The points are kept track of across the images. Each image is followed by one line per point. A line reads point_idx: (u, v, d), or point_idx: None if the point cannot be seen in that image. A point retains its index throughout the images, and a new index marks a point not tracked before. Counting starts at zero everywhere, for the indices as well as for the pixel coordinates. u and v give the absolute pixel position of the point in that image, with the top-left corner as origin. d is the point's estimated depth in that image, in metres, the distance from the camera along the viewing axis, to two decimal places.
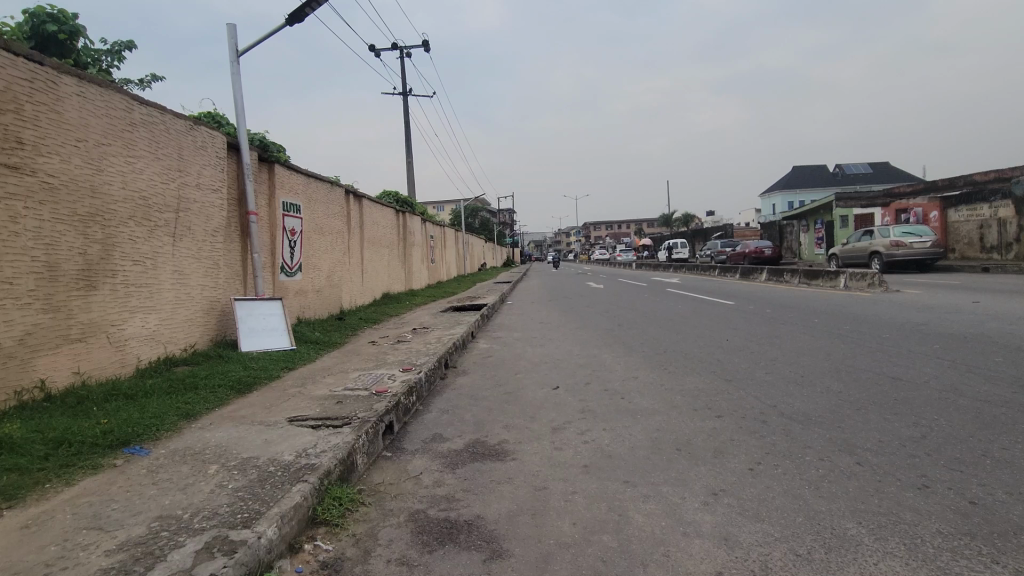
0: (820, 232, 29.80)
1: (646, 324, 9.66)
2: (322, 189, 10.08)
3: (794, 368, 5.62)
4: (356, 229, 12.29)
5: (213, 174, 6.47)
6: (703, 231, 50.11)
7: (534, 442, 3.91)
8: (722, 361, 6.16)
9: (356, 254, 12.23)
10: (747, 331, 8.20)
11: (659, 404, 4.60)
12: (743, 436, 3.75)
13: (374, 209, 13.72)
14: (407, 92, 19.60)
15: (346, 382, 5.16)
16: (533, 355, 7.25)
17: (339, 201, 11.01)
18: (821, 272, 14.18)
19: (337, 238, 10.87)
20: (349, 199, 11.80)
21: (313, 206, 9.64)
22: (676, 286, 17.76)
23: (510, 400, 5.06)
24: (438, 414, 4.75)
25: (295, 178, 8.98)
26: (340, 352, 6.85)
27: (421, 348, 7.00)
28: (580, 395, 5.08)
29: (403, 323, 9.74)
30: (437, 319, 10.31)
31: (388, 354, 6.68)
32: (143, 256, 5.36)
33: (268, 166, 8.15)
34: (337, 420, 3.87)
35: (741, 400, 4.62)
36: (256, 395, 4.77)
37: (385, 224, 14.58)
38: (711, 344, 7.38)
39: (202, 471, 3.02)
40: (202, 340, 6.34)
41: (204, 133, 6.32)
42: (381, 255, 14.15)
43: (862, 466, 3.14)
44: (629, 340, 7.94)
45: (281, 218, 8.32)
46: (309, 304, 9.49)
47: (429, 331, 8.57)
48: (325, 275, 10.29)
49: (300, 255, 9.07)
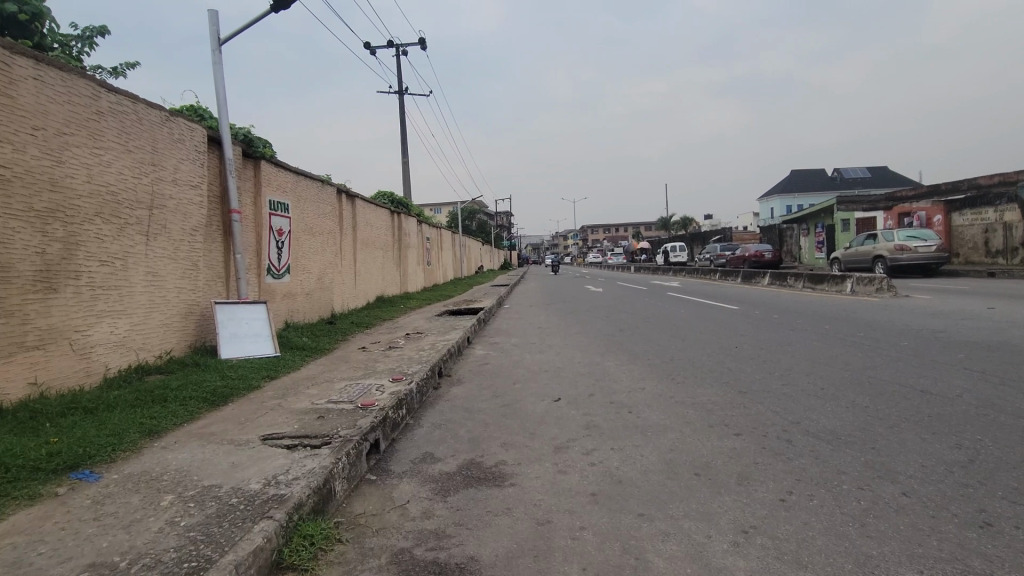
0: (820, 236, 29.48)
1: (649, 329, 9.28)
2: (312, 189, 9.69)
3: (812, 379, 5.24)
4: (349, 230, 11.89)
5: (192, 169, 6.08)
6: (701, 235, 49.80)
7: (535, 464, 3.52)
8: (734, 371, 5.78)
9: (349, 256, 11.83)
10: (756, 337, 7.82)
11: (671, 420, 4.22)
12: (767, 458, 3.37)
13: (368, 209, 13.32)
14: (403, 92, 19.23)
15: (330, 394, 4.76)
16: (532, 363, 6.86)
17: (331, 201, 10.61)
18: (826, 277, 13.82)
19: (329, 239, 10.48)
20: (341, 199, 11.40)
21: (302, 206, 9.25)
22: (676, 290, 17.37)
23: (508, 414, 4.67)
24: (429, 430, 4.35)
25: (283, 176, 8.59)
26: (328, 360, 6.45)
27: (413, 355, 6.60)
28: (583, 409, 4.69)
29: (396, 328, 9.34)
30: (432, 323, 9.91)
31: (378, 361, 6.28)
32: (111, 256, 4.96)
33: (254, 163, 7.75)
34: (316, 439, 3.48)
35: (760, 415, 4.24)
36: (231, 409, 4.37)
37: (379, 226, 14.18)
38: (719, 352, 6.99)
39: (154, 503, 2.63)
40: (179, 346, 5.94)
41: (182, 126, 5.94)
42: (375, 257, 13.75)
43: (909, 498, 2.76)
44: (633, 347, 7.56)
45: (268, 217, 7.92)
46: (297, 307, 9.09)
47: (423, 337, 8.17)
48: (315, 278, 9.90)
49: (288, 256, 8.67)
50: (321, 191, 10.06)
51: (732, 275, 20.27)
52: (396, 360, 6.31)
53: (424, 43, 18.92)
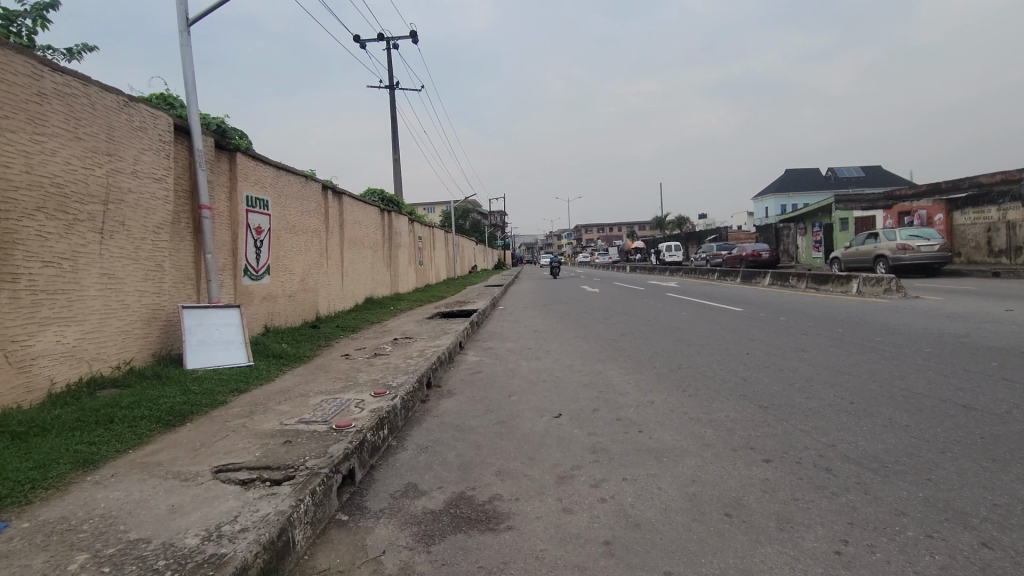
0: (818, 235, 29.10)
1: (652, 333, 8.79)
2: (295, 184, 9.13)
3: (838, 392, 4.74)
4: (335, 228, 11.32)
5: (155, 160, 5.54)
6: (697, 234, 49.43)
7: (536, 500, 3.01)
8: (750, 381, 5.29)
9: (335, 256, 11.27)
10: (768, 343, 7.33)
11: (688, 442, 3.72)
12: (808, 493, 2.88)
13: (356, 207, 12.76)
14: (394, 86, 18.63)
15: (303, 411, 4.24)
16: (529, 372, 6.35)
17: (316, 198, 10.06)
18: (830, 277, 13.36)
19: (313, 238, 9.93)
20: (327, 196, 10.84)
21: (284, 202, 8.69)
22: (676, 291, 16.90)
23: (504, 433, 4.15)
24: (414, 453, 3.83)
25: (262, 170, 8.04)
26: (306, 369, 5.92)
27: (400, 363, 6.08)
28: (588, 427, 4.19)
29: (383, 333, 8.81)
30: (422, 327, 9.37)
31: (361, 371, 5.76)
32: (58, 256, 4.42)
33: (229, 155, 7.19)
34: (277, 473, 2.95)
35: (789, 436, 3.74)
36: (188, 430, 3.84)
37: (368, 224, 13.63)
38: (730, 358, 6.50)
39: (61, 566, 2.10)
40: (140, 356, 5.39)
41: (143, 112, 5.39)
42: (364, 256, 13.19)
43: (993, 551, 2.27)
44: (636, 354, 7.05)
45: (244, 214, 7.37)
46: (278, 310, 8.54)
47: (411, 342, 7.64)
48: (298, 278, 9.35)
49: (268, 256, 8.12)
50: (304, 187, 9.51)
51: (731, 275, 19.83)
52: (381, 369, 5.79)
53: (415, 36, 18.34)
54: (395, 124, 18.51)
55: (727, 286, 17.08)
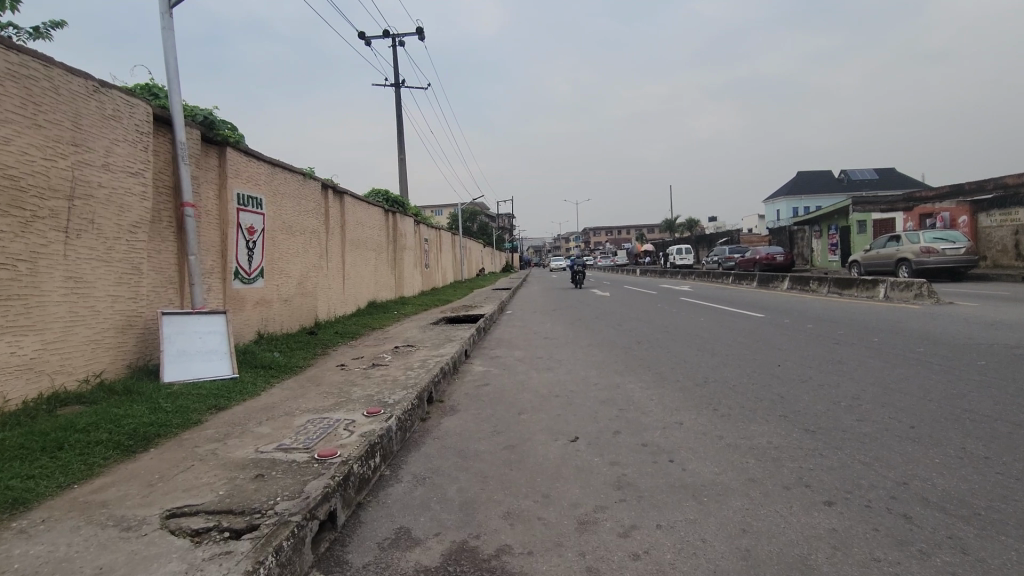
0: (835, 238, 28.38)
1: (671, 341, 8.24)
2: (291, 182, 8.65)
3: (893, 413, 4.17)
4: (336, 229, 10.84)
5: (131, 152, 5.06)
6: (708, 238, 48.72)
7: (552, 554, 2.47)
8: (788, 399, 4.73)
9: (336, 259, 10.79)
10: (799, 353, 6.75)
11: (730, 477, 3.16)
12: (890, 551, 2.33)
13: (359, 208, 12.27)
14: (399, 83, 18.16)
15: (284, 434, 3.72)
16: (540, 385, 5.81)
17: (315, 197, 9.58)
18: (855, 281, 12.74)
19: (312, 240, 9.44)
20: (327, 196, 10.36)
21: (279, 201, 8.21)
22: (690, 295, 16.30)
23: (513, 462, 3.61)
24: (409, 487, 3.30)
25: (256, 166, 7.56)
26: (296, 382, 5.41)
27: (398, 376, 5.55)
28: (609, 454, 3.65)
29: (384, 340, 8.29)
30: (426, 333, 8.86)
31: (356, 384, 5.24)
32: (12, 257, 3.96)
33: (218, 149, 6.72)
34: (239, 520, 2.44)
35: (848, 469, 3.18)
36: (149, 458, 3.34)
37: (371, 225, 13.14)
38: (761, 371, 5.93)
39: None
40: (113, 367, 4.90)
41: (118, 100, 4.92)
42: (367, 259, 12.69)
43: None
44: (656, 365, 6.49)
45: (234, 213, 6.88)
46: (273, 316, 8.06)
47: (413, 350, 7.13)
48: (295, 282, 8.86)
49: (261, 258, 7.63)
50: (302, 185, 9.03)
51: (747, 279, 19.22)
52: (377, 383, 5.26)
53: (422, 33, 17.90)
54: (401, 124, 18.06)
55: (743, 290, 16.48)
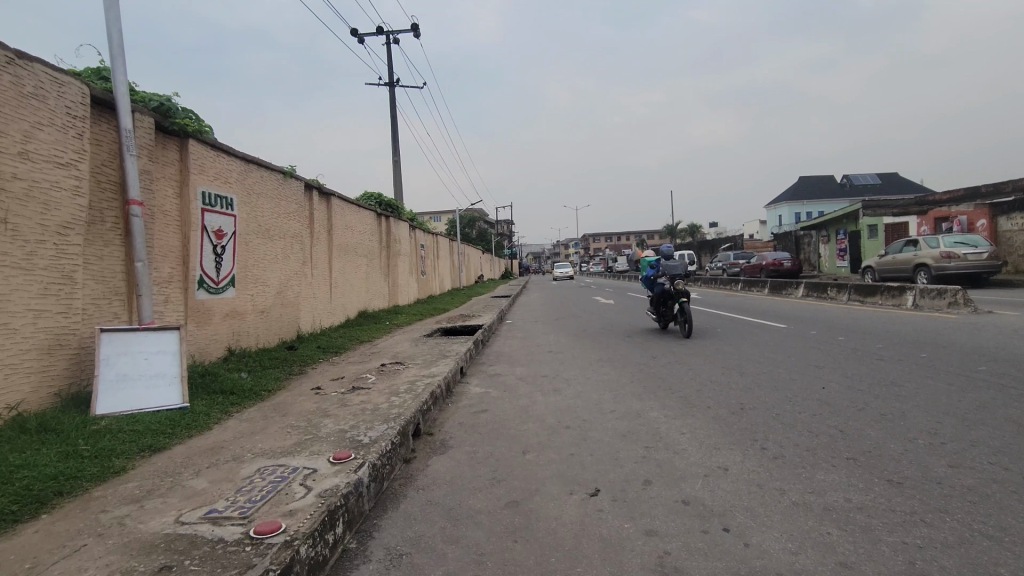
0: (844, 243, 27.60)
1: (690, 355, 7.42)
2: (269, 181, 7.83)
3: (993, 457, 3.35)
4: (322, 233, 10.00)
5: (59, 140, 4.25)
6: (711, 244, 47.97)
7: None
8: (850, 434, 3.91)
9: (321, 266, 9.96)
10: (842, 371, 5.92)
11: (813, 560, 2.34)
12: None
13: (348, 211, 11.45)
14: (393, 81, 17.36)
15: (223, 492, 2.89)
16: (546, 413, 4.97)
17: (297, 198, 8.76)
18: (880, 288, 11.94)
19: (293, 245, 8.61)
20: (312, 197, 9.54)
21: (254, 201, 7.38)
22: (701, 303, 15.45)
23: (519, 529, 2.78)
24: (378, 570, 2.47)
25: (226, 163, 6.74)
26: (258, 412, 4.58)
27: (380, 402, 4.72)
28: (642, 519, 2.82)
29: (370, 355, 7.46)
30: (418, 347, 8.02)
31: (328, 414, 4.41)
32: None
33: (178, 141, 5.91)
34: None
35: (973, 550, 2.36)
36: (31, 533, 2.50)
37: (362, 229, 12.32)
38: (804, 394, 5.10)
39: None
40: (33, 397, 4.07)
41: (42, 77, 4.11)
42: (357, 265, 11.86)
43: None
44: (679, 386, 5.67)
45: (196, 214, 6.06)
46: (246, 330, 7.22)
47: (401, 369, 6.30)
48: (274, 292, 8.03)
49: (231, 265, 6.79)
50: (282, 185, 8.20)
51: (758, 286, 18.40)
52: (353, 413, 4.42)
53: (416, 30, 17.13)
54: (395, 124, 17.24)
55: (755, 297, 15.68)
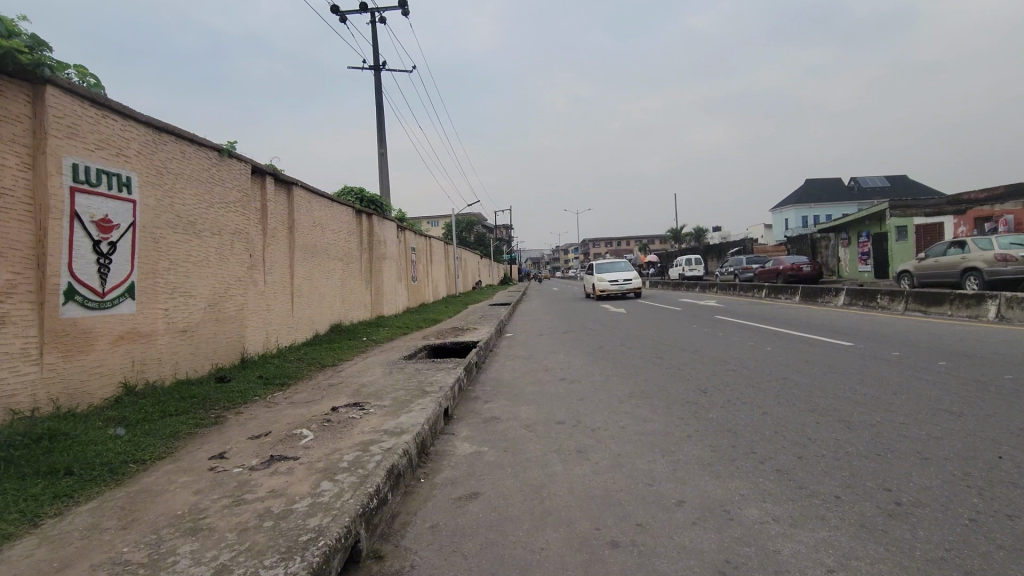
0: (867, 246, 25.78)
1: (753, 389, 5.55)
2: (196, 159, 5.95)
3: None
4: (279, 229, 8.11)
5: None
6: (717, 248, 46.16)
7: None
8: None
9: (278, 272, 8.05)
10: (999, 423, 4.06)
11: None
12: None
13: (317, 205, 9.58)
14: (378, 63, 15.49)
15: None
16: (573, 505, 3.09)
17: (241, 184, 6.87)
18: (951, 296, 10.10)
19: (234, 244, 6.72)
20: (263, 184, 7.64)
21: (171, 184, 5.52)
22: (727, 312, 13.59)
23: None
24: None
25: (121, 129, 4.89)
26: (88, 518, 2.69)
27: (300, 496, 2.84)
28: None
29: (325, 390, 5.57)
30: (391, 377, 6.12)
31: (198, 529, 2.53)
32: None
33: (28, 89, 4.06)
34: None
35: None
36: None
37: (336, 227, 10.44)
38: (981, 470, 3.24)
39: None
40: None
41: None
42: (328, 269, 9.95)
43: None
44: (767, 449, 3.80)
45: (58, 196, 4.22)
46: (156, 356, 5.35)
47: (358, 417, 4.40)
48: (204, 304, 6.13)
49: (127, 267, 4.92)
50: (215, 164, 6.32)
51: (786, 292, 16.53)
52: (243, 526, 2.55)
53: (404, 6, 15.24)
54: (380, 110, 15.34)
55: (789, 306, 13.84)
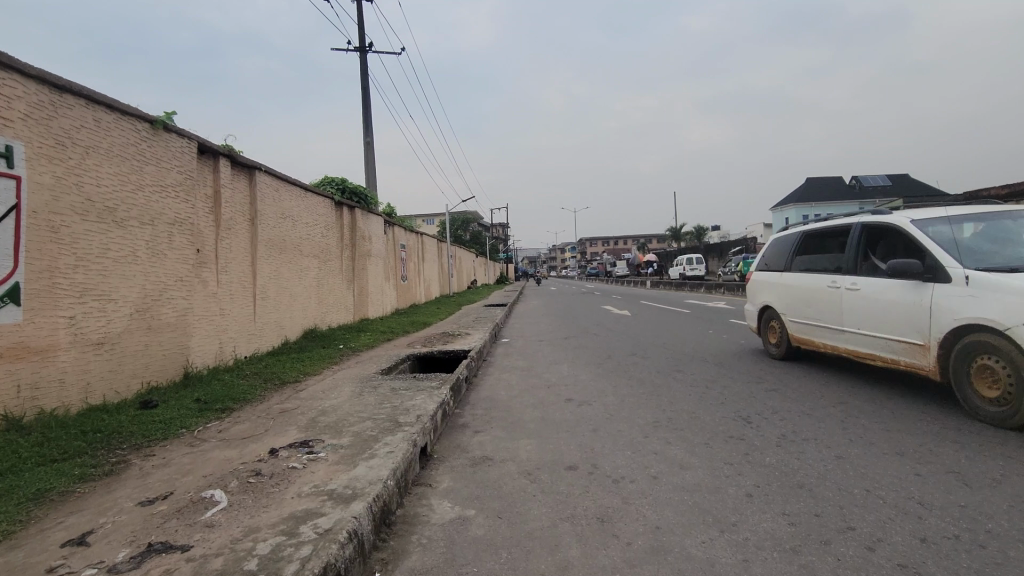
0: None
1: (811, 420, 4.42)
2: (118, 131, 4.80)
3: None
4: (238, 221, 6.96)
5: None
6: (719, 247, 44.97)
7: None
8: None
9: (235, 270, 6.89)
10: None
11: None
12: None
13: (287, 194, 8.43)
14: (364, 46, 14.33)
15: None
16: None
17: (184, 164, 5.71)
18: None
19: (174, 235, 5.56)
20: (216, 166, 6.48)
21: (78, 159, 4.37)
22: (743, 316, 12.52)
23: None
24: None
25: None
26: None
27: None
28: None
29: (272, 421, 4.40)
30: (361, 400, 4.99)
31: None
32: None
33: None
34: None
35: None
36: None
37: (312, 220, 9.29)
38: None
39: None
40: None
41: None
42: (301, 267, 8.80)
43: None
44: (869, 523, 2.69)
45: None
46: (57, 377, 4.21)
47: (302, 468, 3.25)
48: (129, 309, 4.97)
49: (9, 263, 3.81)
50: (146, 139, 5.16)
51: None
52: None
53: None
54: (367, 96, 14.19)
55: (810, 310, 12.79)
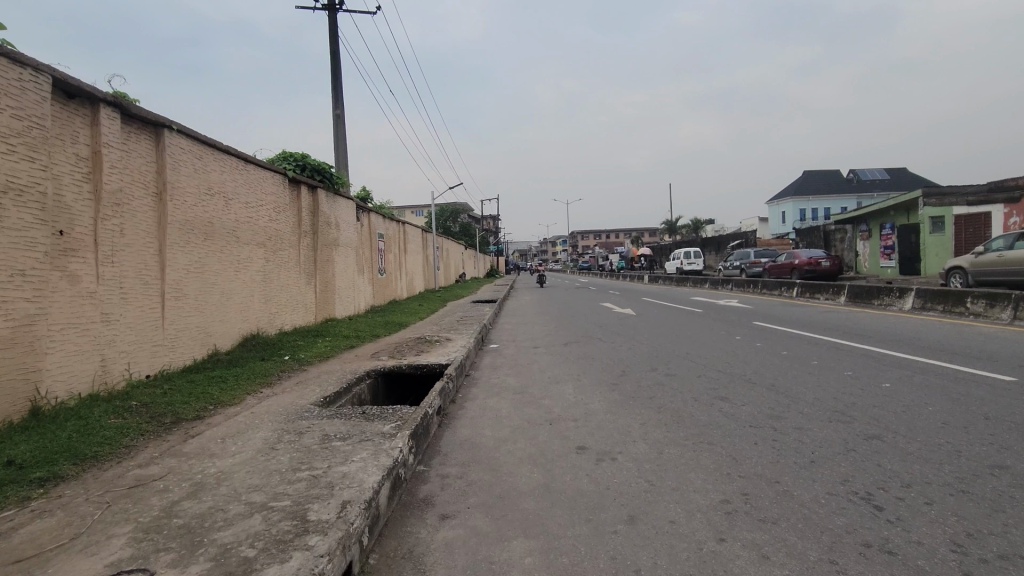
0: (891, 239, 23.23)
1: (979, 508, 2.75)
2: None
3: None
4: (135, 194, 5.19)
5: None
6: (716, 241, 43.50)
7: None
8: None
9: (130, 261, 5.11)
10: None
11: None
12: None
13: (217, 166, 6.63)
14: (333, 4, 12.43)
15: None
16: None
17: (25, 106, 3.95)
18: None
19: (3, 209, 3.80)
20: (95, 117, 4.71)
21: None
22: (766, 317, 10.89)
23: None
24: None
25: None
26: None
27: None
28: None
29: (99, 513, 2.64)
30: (269, 461, 3.25)
31: None
32: None
33: None
34: None
35: None
36: None
37: (254, 199, 7.49)
38: None
39: None
40: None
41: None
42: (238, 258, 7.02)
43: None
44: None
45: None
46: None
47: None
48: None
49: None
50: None
51: (825, 291, 13.85)
52: None
53: None
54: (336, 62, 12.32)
55: (840, 311, 11.20)
